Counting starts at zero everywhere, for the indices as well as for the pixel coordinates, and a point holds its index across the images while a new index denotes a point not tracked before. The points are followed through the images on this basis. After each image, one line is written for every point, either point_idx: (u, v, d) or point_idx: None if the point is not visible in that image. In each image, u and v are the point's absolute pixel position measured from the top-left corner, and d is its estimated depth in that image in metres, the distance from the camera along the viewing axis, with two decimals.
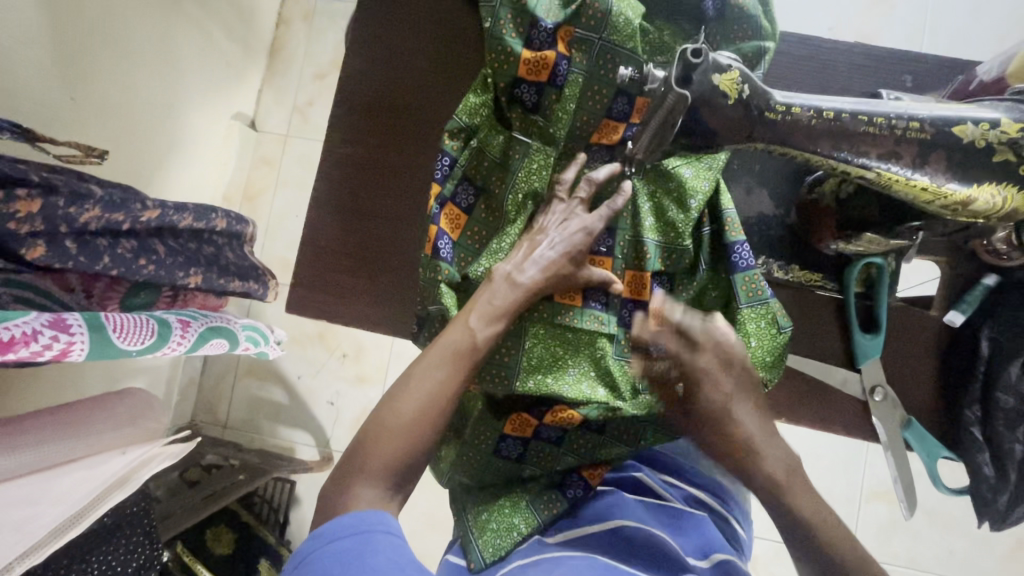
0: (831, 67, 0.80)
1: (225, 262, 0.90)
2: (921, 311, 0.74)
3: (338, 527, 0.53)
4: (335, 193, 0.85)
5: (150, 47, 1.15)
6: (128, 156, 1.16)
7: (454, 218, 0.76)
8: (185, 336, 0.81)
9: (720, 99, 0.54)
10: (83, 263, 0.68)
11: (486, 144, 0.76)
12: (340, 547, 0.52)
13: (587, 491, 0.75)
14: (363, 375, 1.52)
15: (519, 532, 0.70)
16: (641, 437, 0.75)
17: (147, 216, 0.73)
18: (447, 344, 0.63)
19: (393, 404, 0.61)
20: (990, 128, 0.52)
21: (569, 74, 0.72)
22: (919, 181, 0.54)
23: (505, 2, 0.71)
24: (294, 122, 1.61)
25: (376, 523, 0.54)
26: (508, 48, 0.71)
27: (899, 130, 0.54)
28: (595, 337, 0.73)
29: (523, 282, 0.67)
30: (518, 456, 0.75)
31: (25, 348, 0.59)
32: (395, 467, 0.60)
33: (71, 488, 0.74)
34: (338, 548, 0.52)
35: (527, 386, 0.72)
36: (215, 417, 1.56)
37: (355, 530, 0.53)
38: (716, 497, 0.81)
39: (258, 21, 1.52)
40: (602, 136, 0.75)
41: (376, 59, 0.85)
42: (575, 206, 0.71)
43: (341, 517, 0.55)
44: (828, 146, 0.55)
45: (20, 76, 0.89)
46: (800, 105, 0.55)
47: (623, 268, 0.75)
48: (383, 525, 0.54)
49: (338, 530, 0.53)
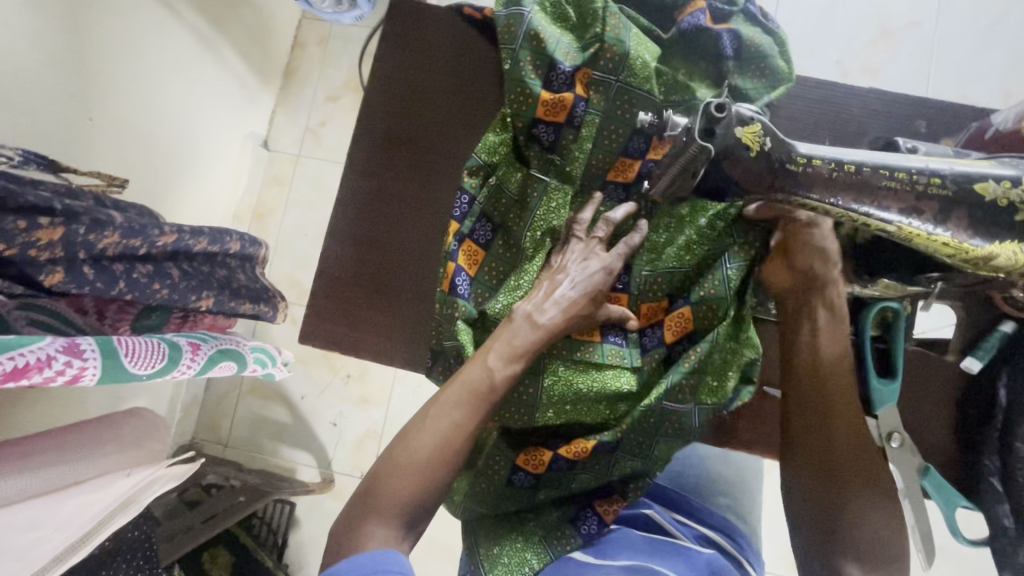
0: (844, 111, 0.81)
1: (237, 285, 0.90)
2: (937, 357, 0.76)
3: (352, 566, 0.52)
4: (351, 225, 0.85)
5: (168, 70, 1.17)
6: (143, 174, 1.17)
7: (472, 253, 0.77)
8: (195, 359, 0.80)
9: (742, 151, 0.56)
10: (100, 288, 0.68)
11: (505, 180, 0.77)
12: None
13: (601, 526, 0.73)
14: (367, 397, 1.51)
15: (531, 567, 0.69)
16: (653, 448, 0.72)
17: (163, 241, 0.73)
18: (466, 382, 0.63)
19: (407, 443, 0.61)
20: (1011, 187, 0.52)
21: (586, 115, 0.74)
22: (940, 237, 0.54)
23: (525, 45, 0.73)
24: (306, 142, 1.62)
25: (389, 563, 0.53)
26: (527, 89, 0.74)
27: (920, 186, 0.54)
28: (616, 370, 0.73)
29: (543, 323, 0.66)
30: (531, 487, 0.73)
31: (39, 374, 0.59)
32: (408, 508, 0.59)
33: (74, 513, 0.72)
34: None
35: (547, 417, 0.73)
36: (217, 435, 1.55)
37: (367, 570, 0.52)
38: (729, 538, 0.78)
39: (273, 44, 1.54)
40: (617, 174, 0.76)
41: (395, 96, 0.86)
42: (593, 245, 0.71)
43: (358, 555, 0.54)
44: (850, 197, 0.56)
45: (38, 99, 0.91)
46: (822, 157, 0.56)
47: (639, 304, 0.76)
48: (397, 566, 0.53)
49: (352, 569, 0.52)
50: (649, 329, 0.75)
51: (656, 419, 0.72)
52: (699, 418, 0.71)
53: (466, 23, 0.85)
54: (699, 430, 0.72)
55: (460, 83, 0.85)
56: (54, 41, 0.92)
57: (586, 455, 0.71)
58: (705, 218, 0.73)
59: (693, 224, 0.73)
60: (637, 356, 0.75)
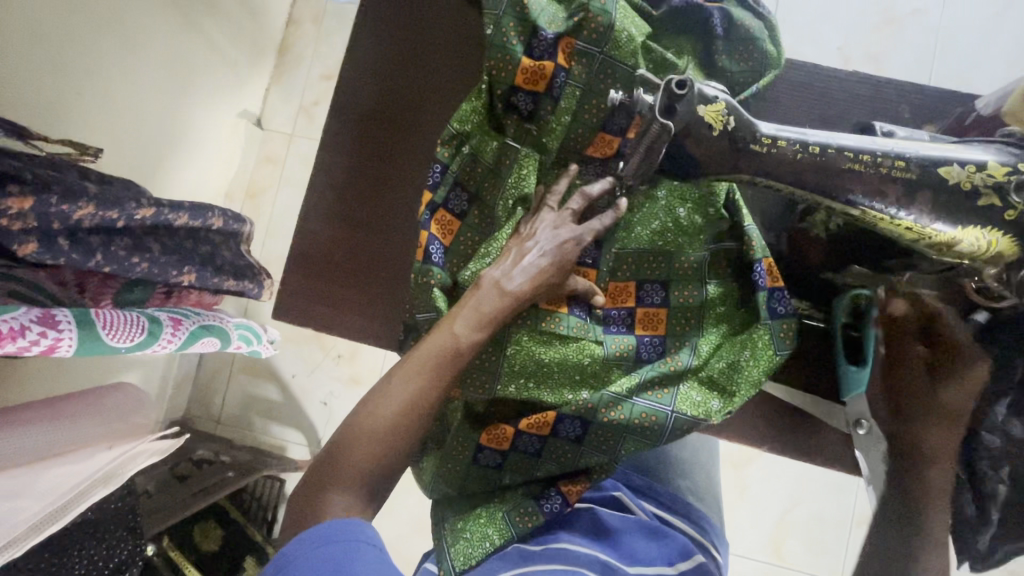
0: (827, 96, 0.80)
1: (221, 261, 0.89)
2: None
3: (329, 533, 0.54)
4: (328, 201, 0.86)
5: (156, 44, 1.15)
6: (129, 149, 1.16)
7: (447, 224, 0.77)
8: (176, 333, 0.80)
9: (705, 130, 0.58)
10: (76, 260, 0.68)
11: (480, 149, 0.77)
12: (331, 555, 0.53)
13: (565, 506, 0.72)
14: (357, 377, 1.51)
15: (491, 543, 0.70)
16: (620, 447, 0.72)
17: (142, 214, 0.73)
18: (431, 348, 0.64)
19: (370, 410, 0.62)
20: (975, 171, 0.54)
21: (566, 86, 0.73)
22: (904, 221, 0.56)
23: (509, 10, 0.72)
24: (300, 121, 1.61)
25: (363, 534, 0.55)
26: (508, 54, 0.72)
27: (885, 168, 0.56)
28: (580, 342, 0.74)
29: (511, 290, 0.66)
30: (497, 467, 0.73)
31: (12, 343, 0.60)
32: (367, 476, 0.61)
33: (54, 484, 0.72)
34: (324, 557, 0.52)
35: (509, 389, 0.73)
36: (210, 412, 1.57)
37: (343, 538, 0.54)
38: (692, 524, 0.77)
39: (268, 19, 1.52)
40: (597, 150, 0.75)
41: (383, 74, 0.86)
42: (565, 216, 0.70)
43: (333, 522, 0.56)
44: (811, 179, 0.58)
45: (20, 69, 0.89)
46: (786, 139, 0.58)
47: (608, 281, 0.77)
48: (369, 538, 0.55)
49: (329, 536, 0.54)
50: (616, 310, 0.76)
51: (628, 414, 0.71)
52: (675, 423, 0.71)
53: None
54: (669, 437, 0.71)
55: (454, 64, 0.84)
56: (43, 16, 0.91)
57: (547, 428, 0.71)
58: (683, 210, 0.75)
59: (671, 212, 0.76)
60: (600, 330, 0.75)
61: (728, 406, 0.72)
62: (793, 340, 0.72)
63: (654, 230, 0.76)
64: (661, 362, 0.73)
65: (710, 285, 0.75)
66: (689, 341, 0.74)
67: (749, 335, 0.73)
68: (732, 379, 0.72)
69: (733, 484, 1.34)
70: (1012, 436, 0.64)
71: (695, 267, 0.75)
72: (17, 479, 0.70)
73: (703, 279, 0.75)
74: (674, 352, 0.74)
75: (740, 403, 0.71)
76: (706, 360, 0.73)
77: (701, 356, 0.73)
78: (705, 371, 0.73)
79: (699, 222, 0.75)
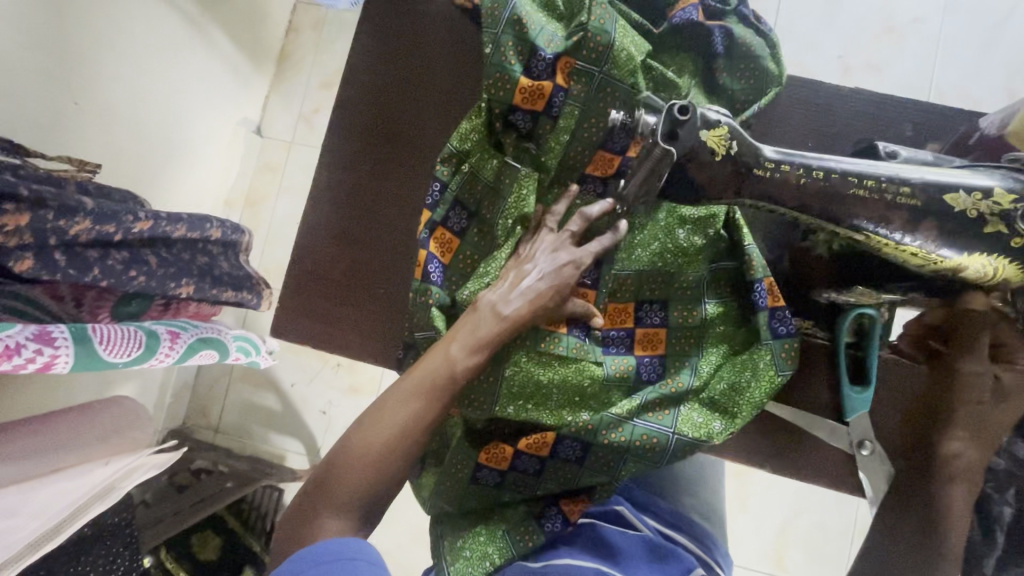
0: (830, 111, 0.80)
1: (220, 272, 0.88)
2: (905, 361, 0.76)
3: (324, 551, 0.53)
4: (326, 217, 0.85)
5: (155, 54, 1.15)
6: (127, 158, 1.15)
7: (446, 243, 0.76)
8: (174, 347, 0.79)
9: (708, 155, 0.57)
10: (72, 275, 0.67)
11: (479, 168, 0.76)
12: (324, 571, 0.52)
13: (566, 525, 0.72)
14: (356, 386, 1.51)
15: (490, 562, 0.70)
16: (619, 467, 0.71)
17: (139, 228, 0.72)
18: (427, 371, 0.63)
19: (365, 433, 0.61)
20: (982, 198, 0.54)
21: (565, 105, 0.73)
22: (908, 247, 0.56)
23: (507, 29, 0.71)
24: (299, 129, 1.60)
25: (360, 552, 0.55)
26: (507, 74, 0.71)
27: (890, 194, 0.56)
28: (580, 364, 0.73)
29: (507, 315, 0.65)
30: (496, 487, 0.72)
31: (7, 362, 0.59)
32: (362, 500, 0.60)
33: (50, 501, 0.72)
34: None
35: (507, 411, 0.72)
36: (208, 420, 1.56)
37: (338, 556, 0.53)
38: (695, 540, 0.76)
39: (267, 26, 1.51)
40: (597, 169, 0.75)
41: (382, 90, 0.85)
42: (564, 238, 0.70)
43: (328, 541, 0.55)
44: (814, 201, 0.58)
45: (15, 80, 0.88)
46: (789, 163, 0.57)
47: (606, 302, 0.76)
48: (366, 555, 0.55)
49: (323, 554, 0.53)
50: (616, 331, 0.76)
51: (629, 435, 0.70)
52: (675, 445, 0.70)
53: (463, 15, 0.84)
54: (670, 460, 0.70)
55: (452, 79, 0.84)
56: (34, 25, 0.90)
57: (546, 449, 0.71)
58: (682, 231, 0.74)
59: (670, 235, 0.74)
60: (600, 351, 0.74)
61: (729, 426, 0.72)
62: (794, 360, 0.71)
63: (654, 251, 0.75)
64: (660, 383, 0.72)
65: (710, 304, 0.74)
66: (690, 361, 0.74)
67: (750, 356, 0.72)
68: (733, 401, 0.71)
69: (734, 495, 1.33)
70: (1018, 458, 0.65)
71: (694, 287, 0.74)
72: (16, 495, 0.69)
73: (702, 298, 0.74)
74: (673, 372, 0.73)
75: (740, 424, 0.71)
76: (706, 381, 0.73)
77: (702, 377, 0.73)
78: (705, 392, 0.72)
79: (699, 243, 0.74)
